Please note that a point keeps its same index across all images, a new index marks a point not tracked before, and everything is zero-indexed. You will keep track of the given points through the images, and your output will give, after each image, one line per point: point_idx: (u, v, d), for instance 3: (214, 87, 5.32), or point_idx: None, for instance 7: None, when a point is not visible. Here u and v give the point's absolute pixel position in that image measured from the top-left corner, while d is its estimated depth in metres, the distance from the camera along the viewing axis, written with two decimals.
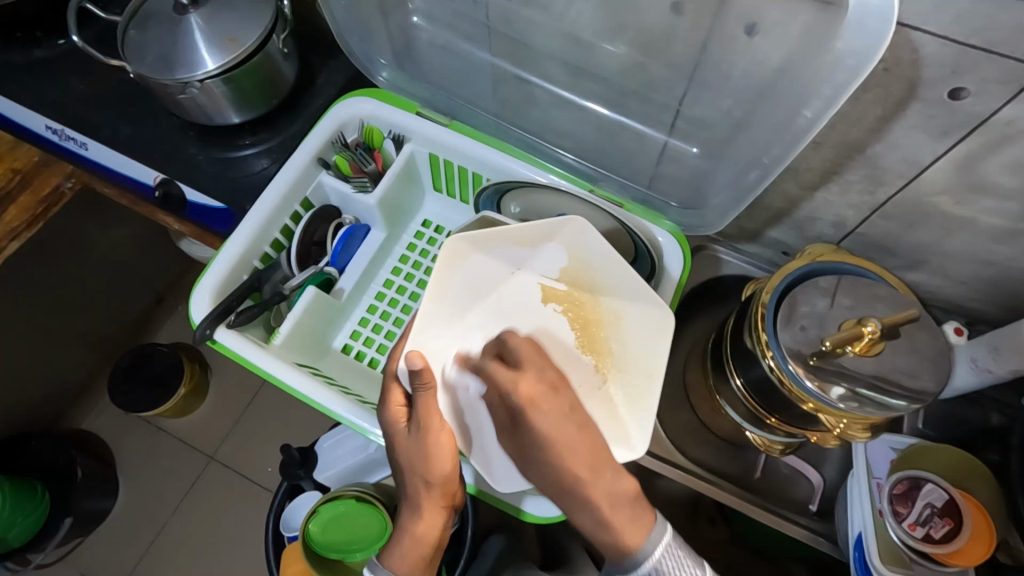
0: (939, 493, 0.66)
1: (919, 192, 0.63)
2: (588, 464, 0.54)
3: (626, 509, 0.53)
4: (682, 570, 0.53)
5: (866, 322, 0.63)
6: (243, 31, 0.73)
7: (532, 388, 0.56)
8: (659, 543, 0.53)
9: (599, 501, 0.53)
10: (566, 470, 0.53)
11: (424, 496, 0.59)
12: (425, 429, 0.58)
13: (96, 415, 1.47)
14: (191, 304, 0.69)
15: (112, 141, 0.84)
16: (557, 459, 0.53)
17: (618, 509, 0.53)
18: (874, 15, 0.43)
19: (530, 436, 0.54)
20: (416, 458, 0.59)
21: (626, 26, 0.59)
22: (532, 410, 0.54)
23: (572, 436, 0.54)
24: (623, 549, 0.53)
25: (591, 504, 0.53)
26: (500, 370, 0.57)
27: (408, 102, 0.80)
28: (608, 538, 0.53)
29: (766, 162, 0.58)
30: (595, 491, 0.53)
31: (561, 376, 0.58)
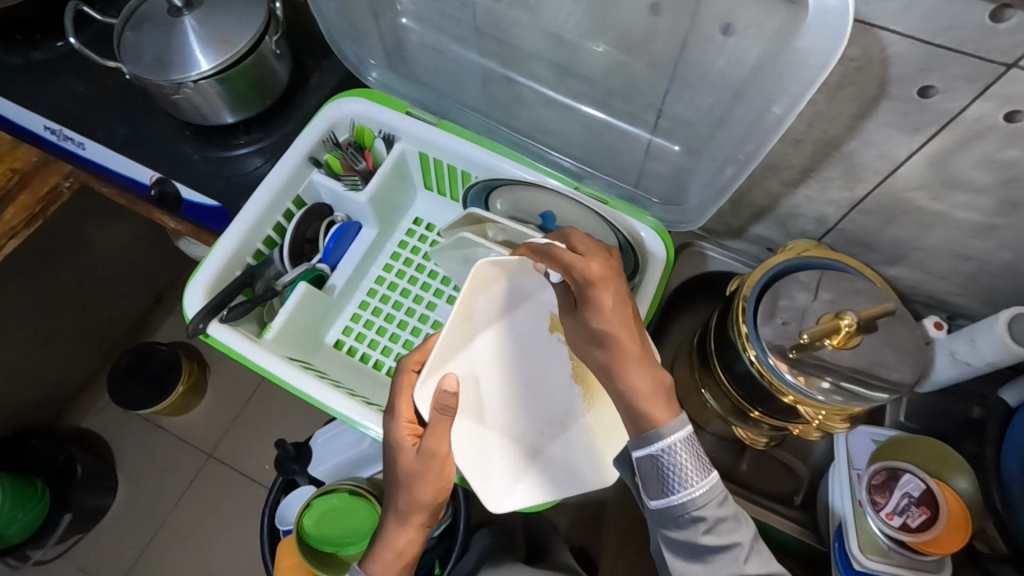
0: (917, 483, 0.67)
1: (895, 187, 0.65)
2: (637, 337, 0.57)
3: (659, 394, 0.55)
4: (696, 462, 0.54)
5: (843, 315, 0.64)
6: (236, 32, 0.74)
7: (602, 285, 0.58)
8: (685, 428, 0.54)
9: (638, 381, 0.56)
10: (618, 347, 0.57)
11: (409, 515, 0.64)
12: (430, 462, 0.61)
13: (95, 413, 1.48)
14: (186, 298, 0.71)
15: (110, 141, 0.85)
16: (613, 337, 0.57)
17: (652, 395, 0.55)
18: (833, 14, 0.45)
19: (590, 308, 0.58)
20: (414, 480, 0.62)
21: (607, 26, 0.60)
22: (601, 289, 0.58)
23: (626, 317, 0.58)
24: (648, 424, 0.55)
25: (627, 377, 0.56)
26: (569, 253, 0.60)
27: (398, 102, 0.81)
28: (639, 413, 0.55)
29: (742, 158, 0.59)
30: (635, 372, 0.56)
31: (614, 270, 0.59)
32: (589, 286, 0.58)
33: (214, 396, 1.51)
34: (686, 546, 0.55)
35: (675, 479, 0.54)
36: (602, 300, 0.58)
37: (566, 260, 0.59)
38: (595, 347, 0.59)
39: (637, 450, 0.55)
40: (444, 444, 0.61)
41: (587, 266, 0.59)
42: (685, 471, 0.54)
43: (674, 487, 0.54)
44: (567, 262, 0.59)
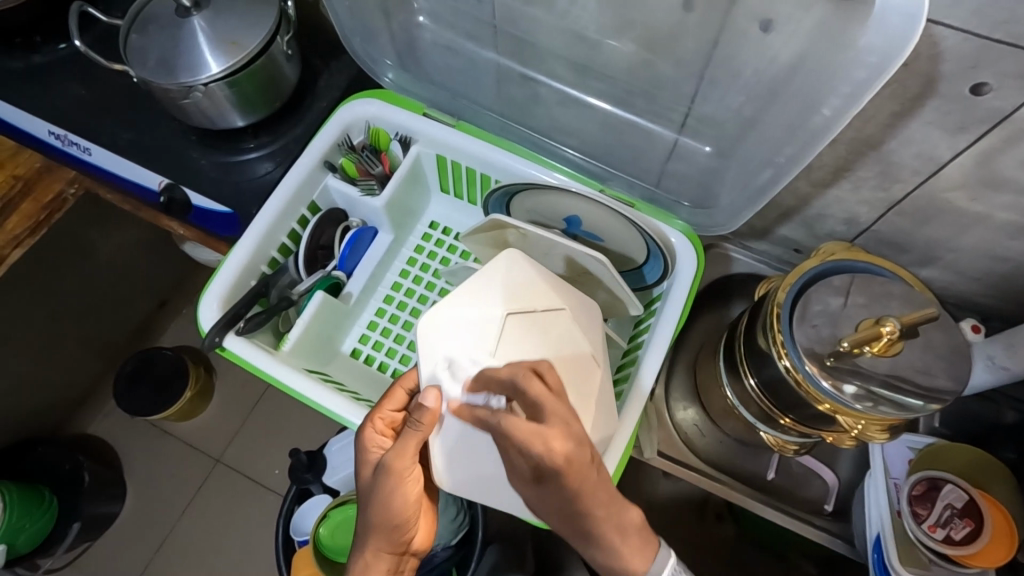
0: (959, 494, 0.65)
1: (935, 188, 0.62)
2: (576, 476, 0.49)
3: (635, 537, 0.54)
4: None
5: (884, 322, 0.62)
6: (245, 34, 0.72)
7: (568, 445, 0.48)
8: (664, 564, 0.56)
9: (612, 535, 0.52)
10: (562, 485, 0.49)
11: (371, 539, 0.59)
12: (389, 473, 0.56)
13: (101, 420, 1.46)
14: (200, 311, 0.68)
15: (113, 146, 0.83)
16: (574, 499, 0.50)
17: (628, 539, 0.53)
18: (896, 14, 0.42)
19: (562, 484, 0.49)
20: (380, 497, 0.58)
21: (633, 23, 0.58)
22: (573, 470, 0.48)
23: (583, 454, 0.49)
24: (629, 574, 0.53)
25: (607, 538, 0.52)
26: (520, 424, 0.49)
27: (414, 103, 0.78)
28: (623, 569, 0.53)
29: (782, 161, 0.57)
30: (607, 526, 0.52)
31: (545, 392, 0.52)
32: (559, 465, 0.48)
33: (220, 402, 1.48)
34: None
35: None
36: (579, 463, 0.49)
37: (521, 438, 0.48)
38: (557, 514, 0.52)
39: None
40: (404, 459, 0.56)
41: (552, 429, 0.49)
42: None
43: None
44: (522, 441, 0.48)
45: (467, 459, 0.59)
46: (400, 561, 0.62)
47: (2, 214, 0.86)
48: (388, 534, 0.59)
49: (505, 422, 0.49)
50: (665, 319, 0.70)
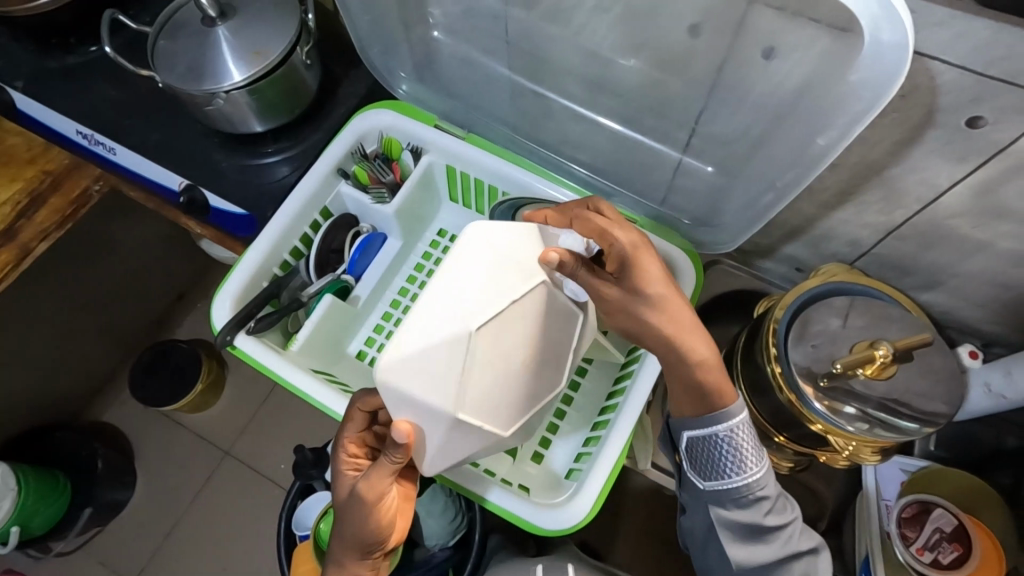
0: (949, 519, 0.66)
1: (936, 215, 0.63)
2: (674, 304, 0.58)
3: (715, 370, 0.59)
4: (748, 442, 0.59)
5: (878, 345, 0.63)
6: (268, 44, 0.75)
7: (637, 236, 0.60)
8: (742, 409, 0.60)
9: (687, 364, 0.59)
10: (670, 319, 0.58)
11: (352, 550, 0.64)
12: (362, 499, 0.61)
13: (116, 409, 1.50)
14: (214, 309, 0.71)
15: (139, 146, 0.86)
16: (653, 290, 0.58)
17: (709, 371, 0.59)
18: (890, 49, 0.43)
19: (634, 272, 0.59)
20: (355, 518, 0.62)
21: (642, 45, 0.59)
22: (644, 250, 0.59)
23: (652, 260, 0.59)
24: (720, 401, 0.59)
25: (690, 349, 0.58)
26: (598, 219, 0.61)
27: (427, 115, 0.81)
28: (707, 387, 0.59)
29: (780, 186, 0.59)
30: (681, 343, 0.58)
31: (632, 233, 0.60)
32: (631, 252, 0.59)
33: (232, 395, 1.52)
34: (752, 524, 0.60)
35: (731, 462, 0.59)
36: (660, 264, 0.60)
37: (601, 226, 0.60)
38: (632, 327, 0.60)
39: (693, 433, 0.61)
40: (377, 488, 0.60)
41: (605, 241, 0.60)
42: (742, 454, 0.59)
43: (730, 469, 0.59)
44: (604, 229, 0.60)
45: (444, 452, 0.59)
46: (376, 562, 0.67)
47: (31, 207, 0.88)
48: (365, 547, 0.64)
49: (584, 219, 0.61)
50: None
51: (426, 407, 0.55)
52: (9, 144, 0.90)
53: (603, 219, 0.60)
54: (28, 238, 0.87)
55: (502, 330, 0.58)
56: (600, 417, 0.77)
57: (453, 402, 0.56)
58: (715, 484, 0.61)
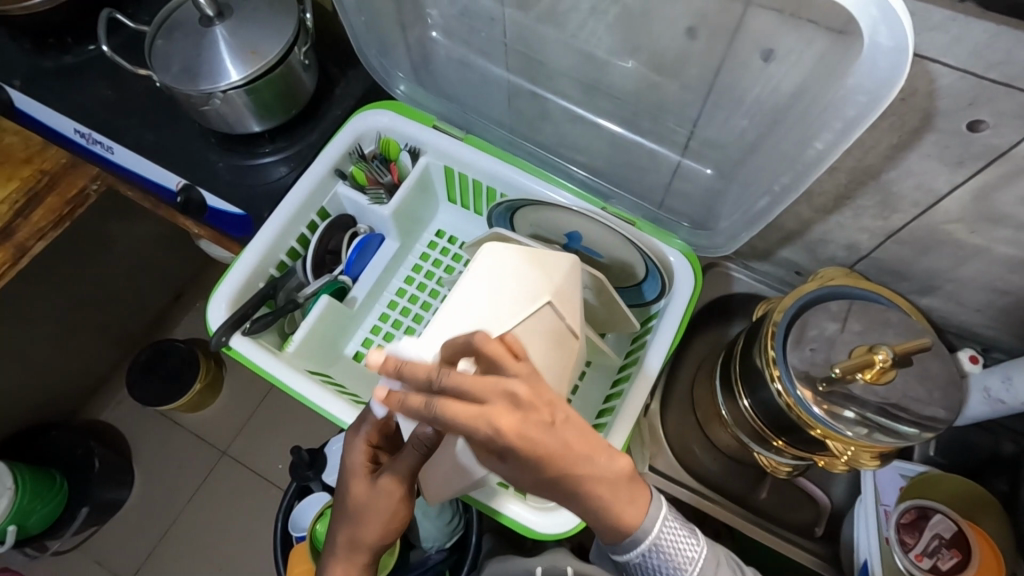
0: (948, 524, 0.65)
1: (934, 220, 0.63)
2: (585, 446, 0.47)
3: (626, 492, 0.51)
4: (678, 540, 0.56)
5: (877, 350, 0.62)
6: (265, 44, 0.74)
7: (516, 419, 0.43)
8: (659, 514, 0.55)
9: (602, 493, 0.49)
10: (569, 472, 0.46)
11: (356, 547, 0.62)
12: (386, 490, 0.60)
13: (113, 408, 1.50)
14: (209, 311, 0.71)
15: (135, 146, 0.86)
16: (543, 467, 0.45)
17: (619, 494, 0.51)
18: (888, 53, 0.43)
19: (522, 455, 0.43)
20: (375, 512, 0.61)
21: (639, 47, 0.59)
22: (531, 427, 0.43)
23: (564, 433, 0.45)
24: (627, 531, 0.53)
25: (592, 498, 0.49)
26: (459, 408, 0.42)
27: (425, 115, 0.81)
28: (612, 521, 0.52)
29: (777, 190, 0.58)
30: (590, 481, 0.48)
31: (529, 380, 0.44)
32: (529, 431, 0.43)
33: (229, 395, 1.52)
34: None
35: (666, 571, 0.56)
36: (557, 405, 0.45)
37: (456, 422, 0.42)
38: (528, 483, 0.48)
39: (618, 554, 0.56)
40: (402, 477, 0.60)
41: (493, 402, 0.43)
42: (674, 558, 0.56)
43: (666, 573, 0.56)
44: (456, 420, 0.42)
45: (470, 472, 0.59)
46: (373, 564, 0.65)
47: (27, 207, 0.88)
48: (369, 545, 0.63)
49: (442, 405, 0.42)
50: (662, 334, 0.71)
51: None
52: (6, 143, 0.90)
53: (465, 406, 0.42)
54: (25, 237, 0.86)
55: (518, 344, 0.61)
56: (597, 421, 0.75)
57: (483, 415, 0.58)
58: None
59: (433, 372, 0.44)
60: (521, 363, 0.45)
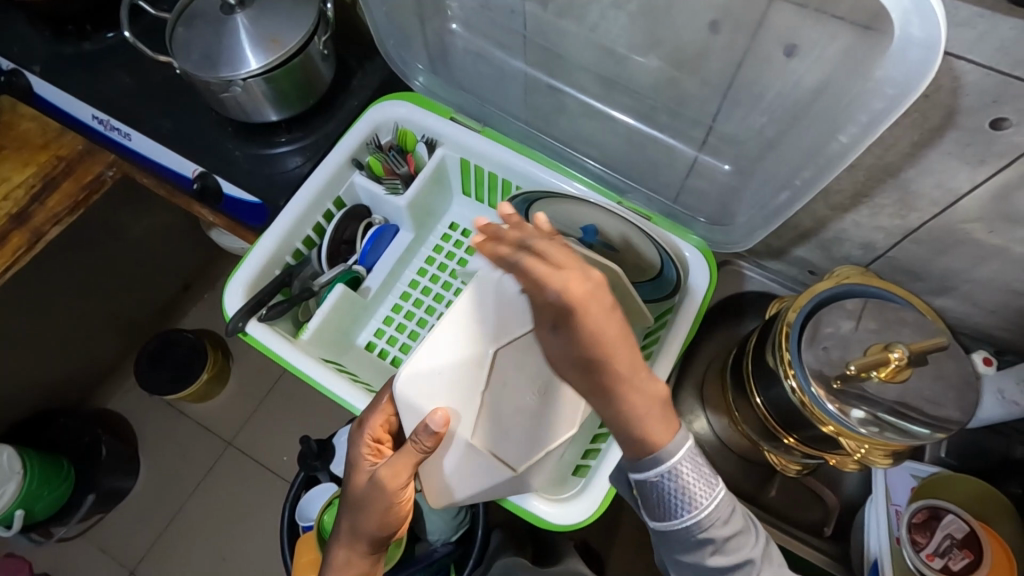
0: (960, 524, 0.65)
1: (953, 219, 0.63)
2: (630, 363, 0.46)
3: (659, 410, 0.49)
4: (700, 474, 0.53)
5: (893, 347, 0.62)
6: (285, 33, 0.75)
7: (586, 287, 0.44)
8: (685, 444, 0.52)
9: (636, 405, 0.48)
10: (609, 364, 0.46)
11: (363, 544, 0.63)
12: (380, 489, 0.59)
13: (121, 396, 1.51)
14: (225, 297, 0.71)
15: (153, 133, 0.86)
16: (594, 345, 0.44)
17: (652, 412, 0.49)
18: (919, 46, 0.43)
19: (575, 324, 0.44)
20: (368, 506, 0.60)
21: (660, 41, 0.59)
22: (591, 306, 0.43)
23: (616, 330, 0.45)
24: (649, 446, 0.50)
25: (627, 399, 0.47)
26: (537, 266, 0.45)
27: (442, 107, 0.82)
28: (641, 436, 0.50)
29: (799, 185, 0.59)
30: (632, 390, 0.47)
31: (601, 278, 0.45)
32: (575, 305, 0.43)
33: (236, 385, 1.52)
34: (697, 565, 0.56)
35: (679, 501, 0.53)
36: (611, 320, 0.44)
37: (536, 279, 0.45)
38: (576, 368, 0.47)
39: (634, 474, 0.53)
40: (398, 478, 0.58)
41: (569, 269, 0.44)
42: (689, 494, 0.53)
43: (677, 507, 0.53)
44: (539, 279, 0.44)
45: (466, 481, 0.65)
46: (380, 554, 0.65)
47: (44, 191, 0.88)
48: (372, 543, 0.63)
49: (522, 262, 0.45)
50: (676, 331, 0.71)
51: (455, 410, 0.65)
52: (24, 128, 0.91)
53: (540, 269, 0.44)
54: (41, 222, 0.87)
55: (511, 360, 0.67)
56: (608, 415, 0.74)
57: (470, 426, 0.65)
58: (664, 524, 0.55)
59: (525, 236, 0.48)
60: (583, 263, 0.46)
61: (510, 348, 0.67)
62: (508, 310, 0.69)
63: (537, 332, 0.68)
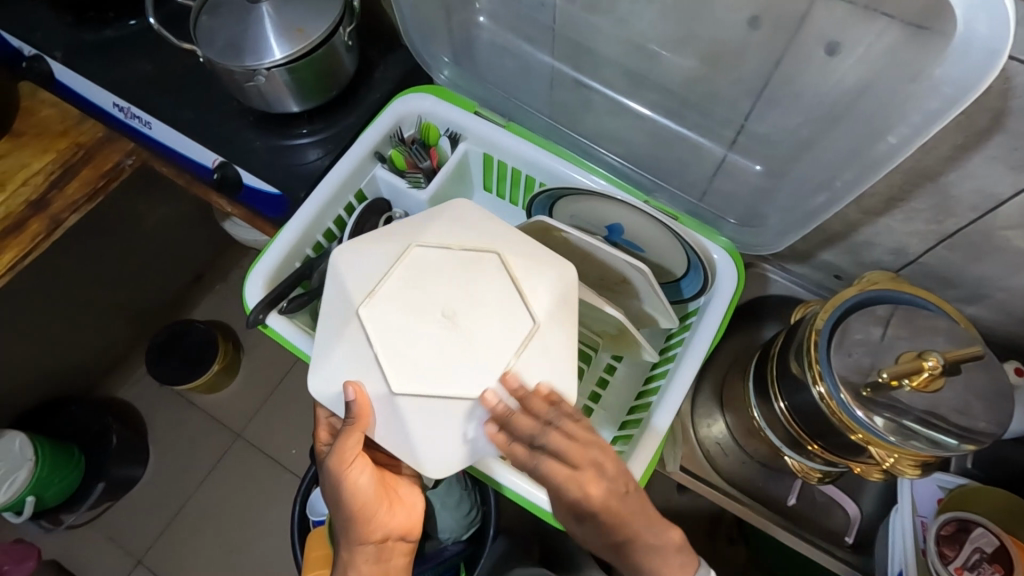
0: (989, 538, 0.64)
1: (991, 225, 0.62)
2: (630, 511, 0.56)
3: (673, 559, 0.57)
4: None
5: (927, 356, 0.61)
6: (310, 23, 0.74)
7: (603, 488, 0.55)
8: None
9: (650, 558, 0.56)
10: (624, 529, 0.55)
11: (354, 537, 0.62)
12: (335, 468, 0.60)
13: (131, 385, 1.51)
14: (246, 289, 0.71)
15: (173, 122, 0.86)
16: (614, 530, 0.55)
17: (666, 560, 0.57)
18: (978, 47, 0.42)
19: (597, 518, 0.55)
20: (335, 489, 0.61)
21: (696, 37, 0.57)
22: (584, 478, 0.54)
23: (622, 504, 0.55)
24: None
25: (642, 555, 0.56)
26: (560, 469, 0.54)
27: (465, 100, 0.80)
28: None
29: (837, 186, 0.57)
30: (642, 543, 0.56)
31: (609, 453, 0.56)
32: (595, 507, 0.55)
33: (246, 377, 1.52)
34: None
35: None
36: (624, 513, 0.55)
37: (557, 483, 0.55)
38: (601, 542, 0.57)
39: None
40: (345, 455, 0.59)
41: (588, 466, 0.55)
42: None
43: None
44: (562, 482, 0.55)
45: (429, 435, 0.57)
46: (379, 550, 0.64)
47: (62, 179, 0.88)
48: (362, 531, 0.62)
49: (549, 441, 0.55)
50: (703, 333, 0.70)
51: (366, 378, 0.58)
52: (44, 115, 0.90)
53: (558, 473, 0.54)
54: (59, 209, 0.87)
55: (387, 311, 0.59)
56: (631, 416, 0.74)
57: (385, 381, 0.57)
58: None
59: (550, 418, 0.56)
60: (594, 451, 0.55)
61: (381, 296, 0.60)
62: (361, 268, 0.62)
63: (402, 263, 0.61)
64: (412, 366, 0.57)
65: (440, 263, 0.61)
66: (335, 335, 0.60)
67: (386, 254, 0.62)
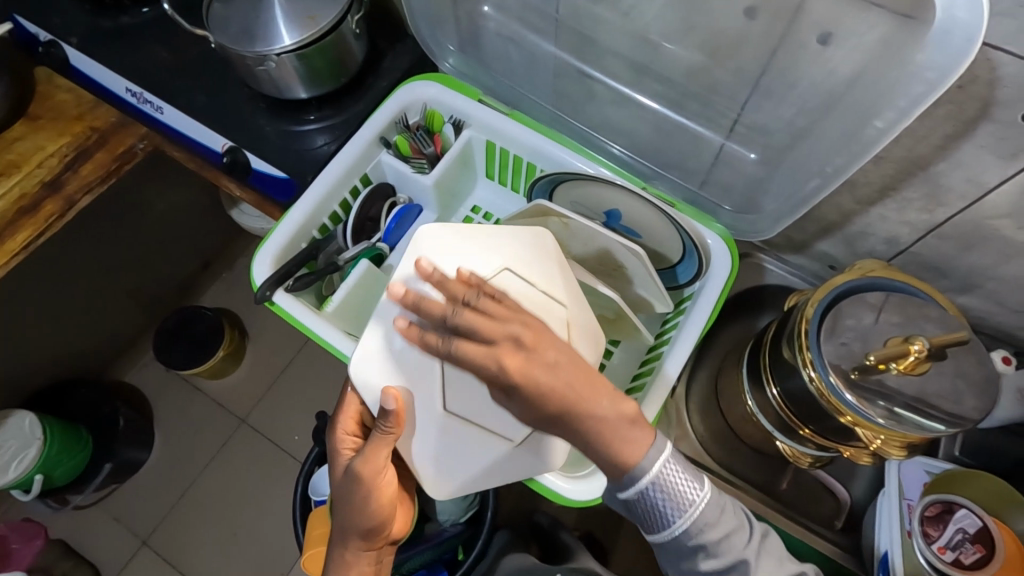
0: (973, 519, 0.66)
1: (980, 215, 0.63)
2: (579, 388, 0.55)
3: (627, 430, 0.56)
4: (681, 481, 0.57)
5: (913, 340, 0.63)
6: (322, 10, 0.76)
7: (519, 358, 0.54)
8: (660, 457, 0.56)
9: (599, 428, 0.55)
10: (562, 406, 0.55)
11: (360, 543, 0.63)
12: (359, 478, 0.60)
13: (139, 370, 1.53)
14: (254, 267, 0.73)
15: (185, 107, 0.88)
16: (548, 399, 0.55)
17: (620, 432, 0.56)
18: (961, 34, 0.44)
19: (522, 391, 0.55)
20: (352, 499, 0.61)
21: (695, 28, 0.59)
22: (520, 360, 0.54)
23: (559, 378, 0.55)
24: (624, 466, 0.56)
25: (592, 422, 0.55)
26: (473, 348, 0.55)
27: (470, 89, 0.82)
28: (614, 457, 0.56)
29: (829, 171, 0.59)
30: (588, 415, 0.55)
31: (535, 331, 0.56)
32: (511, 375, 0.54)
33: (251, 363, 1.54)
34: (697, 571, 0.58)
35: (669, 509, 0.57)
36: (553, 382, 0.55)
37: (471, 360, 0.55)
38: (541, 419, 0.57)
39: (622, 492, 0.58)
40: (373, 465, 0.60)
41: (502, 334, 0.55)
42: (677, 496, 0.57)
43: (670, 515, 0.57)
44: (469, 357, 0.55)
45: (457, 458, 0.65)
46: (378, 554, 0.66)
47: (77, 161, 0.90)
48: (367, 539, 0.63)
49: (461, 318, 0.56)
50: (697, 317, 0.72)
51: (416, 387, 0.63)
52: (60, 100, 0.93)
53: (472, 350, 0.55)
54: (73, 191, 0.88)
55: None
56: (626, 398, 0.75)
57: (442, 399, 0.65)
58: (663, 533, 0.58)
59: (449, 309, 0.57)
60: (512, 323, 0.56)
61: None
62: (453, 273, 0.65)
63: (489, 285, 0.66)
64: (459, 397, 0.65)
65: (522, 296, 0.66)
66: (399, 333, 0.64)
67: (481, 264, 0.66)
